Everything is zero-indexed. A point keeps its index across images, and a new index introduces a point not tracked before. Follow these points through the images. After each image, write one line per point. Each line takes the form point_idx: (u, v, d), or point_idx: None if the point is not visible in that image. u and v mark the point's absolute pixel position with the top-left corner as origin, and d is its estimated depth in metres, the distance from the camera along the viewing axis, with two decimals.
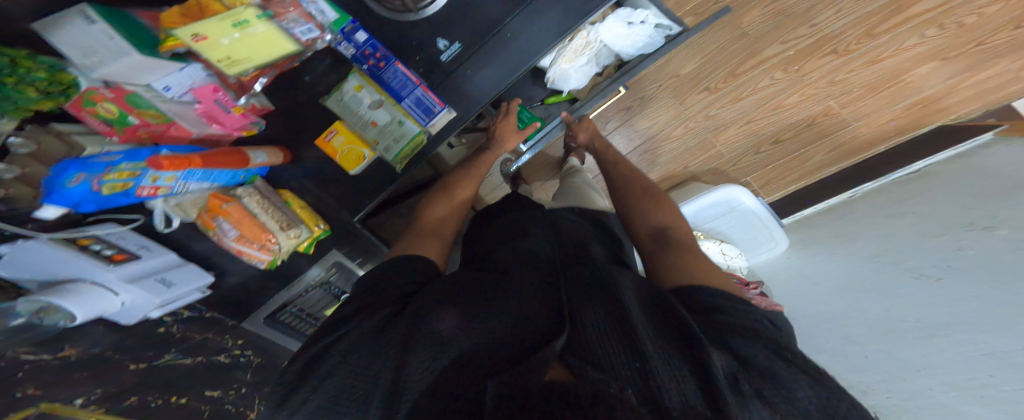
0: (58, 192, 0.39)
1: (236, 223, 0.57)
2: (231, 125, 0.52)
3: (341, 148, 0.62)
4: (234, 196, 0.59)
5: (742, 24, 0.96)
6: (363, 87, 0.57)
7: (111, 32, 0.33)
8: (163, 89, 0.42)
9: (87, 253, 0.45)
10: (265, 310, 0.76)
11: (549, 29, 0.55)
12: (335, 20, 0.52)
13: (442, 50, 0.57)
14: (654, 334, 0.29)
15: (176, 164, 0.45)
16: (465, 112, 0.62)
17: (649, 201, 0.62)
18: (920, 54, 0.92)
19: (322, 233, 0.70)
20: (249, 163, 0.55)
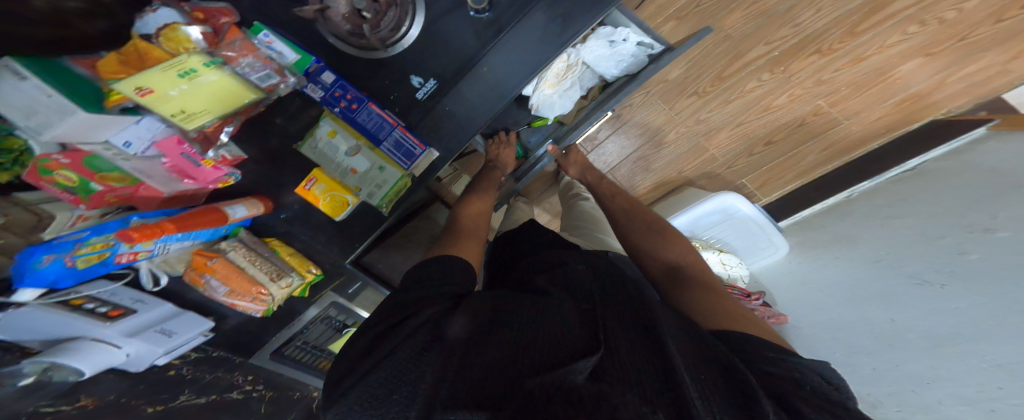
0: (32, 274, 0.38)
1: (225, 279, 0.57)
2: (205, 178, 0.50)
3: (323, 195, 0.60)
4: (218, 250, 0.58)
5: (725, 27, 0.89)
6: (337, 133, 0.56)
7: (47, 89, 0.31)
8: (124, 145, 0.41)
9: (79, 312, 0.43)
10: (270, 346, 0.74)
11: (527, 59, 0.51)
12: (297, 61, 0.49)
13: (417, 87, 0.54)
14: (695, 374, 0.27)
15: (147, 234, 0.44)
16: (448, 150, 0.59)
17: (660, 238, 0.61)
18: (905, 50, 0.86)
19: (314, 277, 0.69)
20: (228, 219, 0.53)
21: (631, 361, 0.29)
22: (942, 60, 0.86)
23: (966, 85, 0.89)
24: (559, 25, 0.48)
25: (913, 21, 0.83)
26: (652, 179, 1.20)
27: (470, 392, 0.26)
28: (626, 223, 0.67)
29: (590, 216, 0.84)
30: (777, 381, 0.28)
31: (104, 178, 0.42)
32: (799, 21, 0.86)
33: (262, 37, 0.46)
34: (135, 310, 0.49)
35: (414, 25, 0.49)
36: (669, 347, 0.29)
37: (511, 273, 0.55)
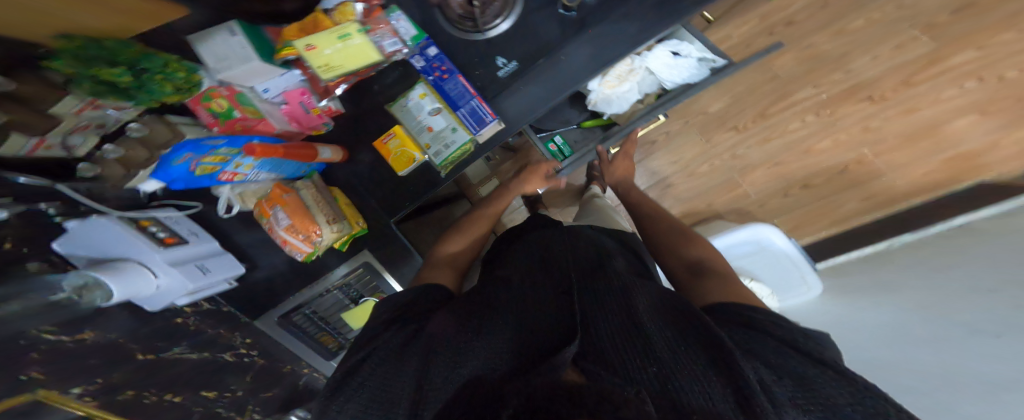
0: (165, 168, 0.46)
1: (291, 213, 0.63)
2: (306, 124, 0.59)
3: (394, 150, 0.67)
4: (293, 187, 0.66)
5: (774, 67, 1.02)
6: (426, 95, 0.62)
7: (244, 43, 0.43)
8: (263, 90, 0.51)
9: (145, 233, 0.49)
10: (280, 308, 0.76)
11: (600, 55, 0.56)
12: (415, 36, 0.56)
13: (500, 67, 0.59)
14: (677, 340, 0.29)
15: (266, 151, 0.51)
16: (513, 125, 0.63)
17: (682, 241, 0.61)
18: (959, 105, 0.95)
19: (359, 230, 0.74)
20: (316, 157, 0.60)
21: (613, 336, 0.29)
22: (995, 120, 0.95)
23: (1013, 152, 0.95)
24: (639, 28, 0.55)
25: (970, 77, 0.94)
26: (678, 209, 1.16)
27: (451, 386, 0.29)
28: (654, 225, 0.68)
29: (601, 210, 0.88)
30: (768, 356, 0.29)
31: (244, 110, 0.50)
32: (851, 68, 0.98)
33: (394, 17, 0.53)
34: (186, 241, 0.55)
35: (512, 18, 0.57)
36: (649, 320, 0.31)
37: (509, 256, 0.55)
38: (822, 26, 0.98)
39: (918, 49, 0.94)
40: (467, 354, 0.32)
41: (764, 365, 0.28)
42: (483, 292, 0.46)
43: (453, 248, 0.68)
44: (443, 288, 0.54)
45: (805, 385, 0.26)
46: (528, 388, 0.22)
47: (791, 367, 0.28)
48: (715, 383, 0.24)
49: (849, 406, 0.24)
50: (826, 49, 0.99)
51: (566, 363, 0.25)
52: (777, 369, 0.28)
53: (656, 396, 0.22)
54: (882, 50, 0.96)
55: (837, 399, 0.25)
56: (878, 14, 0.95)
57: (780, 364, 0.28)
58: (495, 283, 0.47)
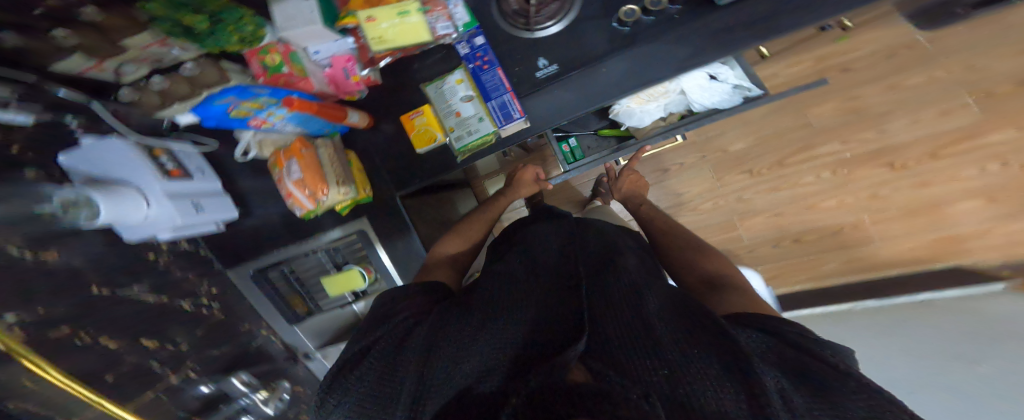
0: (203, 106, 0.47)
1: (304, 167, 0.63)
2: (343, 89, 0.62)
3: (418, 127, 0.68)
4: (313, 144, 0.66)
5: (810, 113, 1.06)
6: (462, 82, 0.64)
7: (311, 6, 0.47)
8: (314, 52, 0.55)
9: (155, 161, 0.52)
10: (255, 263, 0.81)
11: (638, 73, 0.57)
12: (466, 24, 0.58)
13: (540, 68, 0.60)
14: (682, 336, 0.29)
15: (302, 106, 0.55)
16: (539, 126, 0.63)
17: (693, 256, 0.60)
18: (971, 188, 1.01)
19: (364, 198, 0.75)
20: (344, 120, 0.64)
21: (620, 338, 0.30)
22: (1005, 206, 1.00)
23: (1003, 241, 1.01)
24: (689, 53, 0.55)
25: (995, 160, 0.98)
26: None
27: (453, 382, 0.29)
28: (668, 241, 0.67)
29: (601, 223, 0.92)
30: (790, 354, 0.28)
31: (292, 67, 0.53)
32: (886, 128, 1.03)
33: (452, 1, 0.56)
34: (189, 178, 0.59)
35: (564, 23, 0.58)
36: (655, 323, 0.32)
37: (514, 253, 0.55)
38: (880, 76, 1.02)
39: (965, 117, 0.98)
40: (469, 349, 0.32)
41: (773, 356, 0.28)
42: (487, 286, 0.46)
43: (452, 248, 0.70)
44: (441, 285, 0.55)
45: (808, 369, 0.26)
46: (532, 386, 0.23)
47: (798, 355, 0.28)
48: (721, 374, 0.24)
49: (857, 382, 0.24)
50: (869, 104, 1.03)
51: (572, 363, 0.26)
52: (786, 358, 0.28)
53: (660, 392, 0.22)
54: (925, 113, 1.00)
55: (871, 388, 0.23)
56: (942, 73, 0.99)
57: (789, 353, 0.28)
58: (501, 280, 0.47)
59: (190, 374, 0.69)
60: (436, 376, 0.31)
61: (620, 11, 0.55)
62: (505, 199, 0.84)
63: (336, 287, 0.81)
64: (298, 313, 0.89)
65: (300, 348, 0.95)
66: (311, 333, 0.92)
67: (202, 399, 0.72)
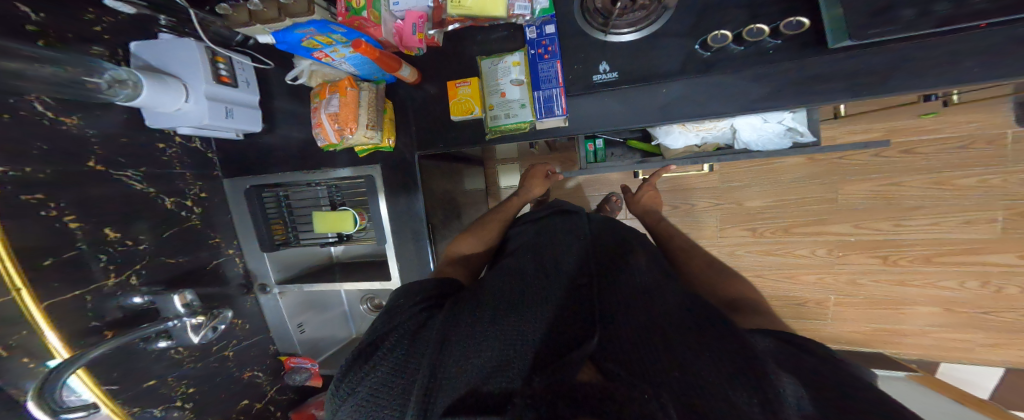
0: (284, 32, 0.57)
1: (342, 104, 0.67)
2: (405, 43, 0.64)
3: (461, 96, 0.69)
4: (359, 85, 0.68)
5: (841, 190, 1.06)
6: (518, 65, 0.64)
7: None
8: (393, 2, 0.60)
9: (212, 67, 0.65)
10: (255, 180, 0.86)
11: (694, 103, 0.57)
12: (545, 9, 0.59)
13: (599, 72, 0.57)
14: (693, 343, 0.31)
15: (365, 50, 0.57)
16: (577, 129, 0.64)
17: (714, 275, 0.58)
18: (944, 297, 1.05)
19: (386, 147, 0.76)
20: (397, 72, 0.64)
21: (632, 343, 0.31)
22: (954, 318, 1.06)
23: (929, 343, 1.08)
24: (762, 94, 0.55)
25: (975, 278, 1.02)
26: None
27: (471, 376, 0.31)
28: (687, 260, 0.65)
29: None
30: (815, 371, 0.27)
31: (371, 13, 0.57)
32: (903, 223, 1.04)
33: None
34: (236, 87, 0.70)
35: (642, 33, 0.54)
36: (667, 329, 0.34)
37: (531, 250, 0.55)
38: (933, 168, 0.99)
39: (985, 231, 0.99)
40: (485, 344, 0.34)
41: (785, 360, 0.29)
42: (502, 279, 0.48)
43: (468, 245, 0.71)
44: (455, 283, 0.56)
45: (815, 370, 0.27)
46: (548, 385, 0.25)
47: (806, 359, 0.29)
48: (729, 378, 0.25)
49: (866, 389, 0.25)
50: (905, 194, 1.02)
51: (584, 365, 0.28)
52: (796, 361, 0.29)
53: (672, 397, 0.24)
54: (951, 218, 1.00)
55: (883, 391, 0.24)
56: (997, 180, 0.95)
57: (797, 357, 0.29)
58: (517, 278, 0.47)
59: (134, 281, 0.69)
60: (449, 373, 0.32)
61: (710, 34, 0.48)
62: (517, 199, 0.86)
63: (325, 223, 0.83)
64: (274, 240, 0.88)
65: (259, 278, 0.93)
66: (280, 262, 0.94)
67: (128, 311, 0.67)
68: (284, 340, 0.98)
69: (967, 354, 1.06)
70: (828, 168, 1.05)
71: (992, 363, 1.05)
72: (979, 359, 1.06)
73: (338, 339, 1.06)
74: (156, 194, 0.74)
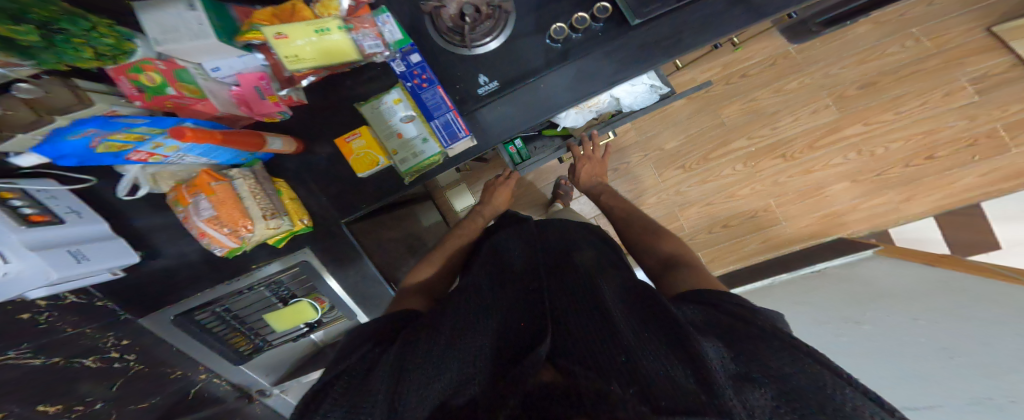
0: (53, 143, 0.44)
1: (218, 202, 0.65)
2: (258, 111, 0.59)
3: (357, 151, 0.64)
4: (227, 175, 0.67)
5: (722, 114, 1.22)
6: (401, 101, 0.62)
7: (201, 19, 0.46)
8: (211, 69, 0.53)
9: (7, 208, 0.47)
10: (181, 306, 0.76)
11: (574, 87, 0.55)
12: (399, 40, 0.54)
13: (481, 85, 0.56)
14: (639, 330, 0.32)
15: (196, 137, 0.51)
16: (486, 143, 0.59)
17: (652, 239, 0.64)
18: (843, 172, 1.19)
19: (302, 228, 0.78)
20: (262, 147, 0.60)
21: (581, 335, 0.31)
22: (864, 187, 1.18)
23: (865, 215, 1.19)
24: (615, 69, 0.53)
25: (851, 150, 1.18)
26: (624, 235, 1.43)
27: (430, 401, 0.28)
28: (628, 230, 0.70)
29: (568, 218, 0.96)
30: (756, 357, 0.29)
31: (182, 88, 0.50)
32: (777, 126, 1.20)
33: (383, 18, 0.52)
34: (61, 220, 0.53)
35: (502, 38, 0.54)
36: (613, 314, 0.35)
37: (489, 266, 0.55)
38: (768, 82, 1.19)
39: (829, 115, 1.18)
40: (441, 365, 0.32)
41: (723, 346, 0.31)
42: (458, 299, 0.47)
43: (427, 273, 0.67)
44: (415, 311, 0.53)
45: (751, 356, 0.29)
46: (501, 394, 0.23)
47: (742, 343, 0.31)
48: (674, 365, 0.26)
49: (790, 368, 0.27)
50: (764, 104, 1.20)
51: (541, 365, 0.27)
52: (734, 347, 0.31)
53: (625, 387, 0.23)
54: (804, 111, 1.19)
55: (805, 363, 0.27)
56: (810, 79, 1.19)
57: (733, 344, 0.31)
58: (475, 298, 0.46)
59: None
60: (409, 396, 0.30)
61: (550, 29, 0.52)
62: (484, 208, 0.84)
63: (282, 320, 0.87)
64: (242, 352, 0.87)
65: (252, 387, 0.94)
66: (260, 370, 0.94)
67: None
68: None
69: (899, 215, 1.16)
70: (705, 101, 1.22)
71: (921, 214, 1.15)
72: (903, 215, 1.16)
73: None
74: (66, 361, 0.60)
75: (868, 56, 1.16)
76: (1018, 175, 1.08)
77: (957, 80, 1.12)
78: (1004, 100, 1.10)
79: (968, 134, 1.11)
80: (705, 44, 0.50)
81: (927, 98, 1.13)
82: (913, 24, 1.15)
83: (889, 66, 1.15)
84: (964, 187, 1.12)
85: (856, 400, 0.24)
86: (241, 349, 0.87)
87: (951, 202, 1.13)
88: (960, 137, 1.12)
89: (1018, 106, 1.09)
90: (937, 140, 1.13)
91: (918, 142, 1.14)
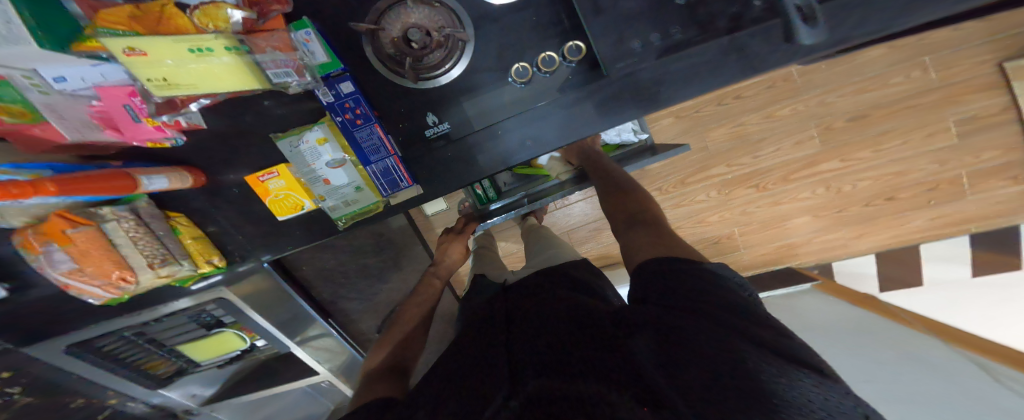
0: None
1: (79, 254, 0.52)
2: (133, 135, 0.45)
3: (275, 191, 0.55)
4: (95, 218, 0.52)
5: (708, 138, 1.18)
6: (327, 141, 0.50)
7: (14, 19, 0.28)
8: (54, 78, 0.37)
9: None
10: (65, 339, 0.69)
11: (547, 134, 0.48)
12: (325, 64, 0.43)
13: (429, 126, 0.49)
14: (599, 357, 0.34)
15: (11, 193, 0.35)
16: (436, 192, 0.53)
17: (620, 197, 0.68)
18: (807, 206, 1.22)
19: (211, 269, 0.67)
20: (137, 188, 0.46)
21: (550, 377, 0.33)
22: (823, 222, 1.23)
23: (816, 247, 1.26)
24: (595, 113, 0.47)
25: (820, 185, 1.19)
26: (594, 251, 1.41)
27: None
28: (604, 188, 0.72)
29: (545, 236, 0.91)
30: (688, 328, 0.32)
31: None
32: (759, 154, 1.18)
33: (302, 34, 0.40)
34: None
35: (462, 63, 0.45)
36: (575, 347, 0.37)
37: (479, 312, 0.58)
38: (761, 106, 1.14)
39: (811, 148, 1.16)
40: None
41: (661, 323, 0.35)
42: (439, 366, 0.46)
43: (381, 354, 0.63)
44: (388, 393, 0.48)
45: (678, 329, 0.33)
46: None
47: (674, 314, 0.35)
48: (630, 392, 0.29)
49: (709, 334, 0.31)
50: (752, 130, 1.16)
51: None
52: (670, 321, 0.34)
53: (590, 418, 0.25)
54: (787, 142, 1.16)
55: (718, 328, 0.31)
56: (803, 106, 1.13)
57: (669, 316, 0.35)
58: (451, 355, 0.47)
59: None
60: None
61: (511, 70, 0.45)
62: (443, 267, 0.88)
63: (201, 350, 0.92)
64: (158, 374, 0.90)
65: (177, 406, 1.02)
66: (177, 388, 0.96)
67: None
68: None
69: (845, 250, 1.25)
70: (692, 122, 1.16)
71: (865, 250, 1.24)
72: (849, 251, 1.25)
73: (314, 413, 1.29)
74: None
75: (869, 85, 1.10)
76: (965, 221, 1.15)
77: (945, 121, 1.10)
78: (981, 145, 1.10)
79: (936, 177, 1.14)
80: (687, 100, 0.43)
81: (909, 138, 1.12)
82: (928, 52, 1.06)
83: (884, 99, 1.10)
84: (910, 229, 1.20)
85: (762, 356, 0.28)
86: (158, 373, 0.91)
87: (895, 242, 1.22)
88: (925, 181, 1.15)
89: (989, 153, 1.10)
90: (904, 182, 1.16)
91: (881, 183, 1.17)
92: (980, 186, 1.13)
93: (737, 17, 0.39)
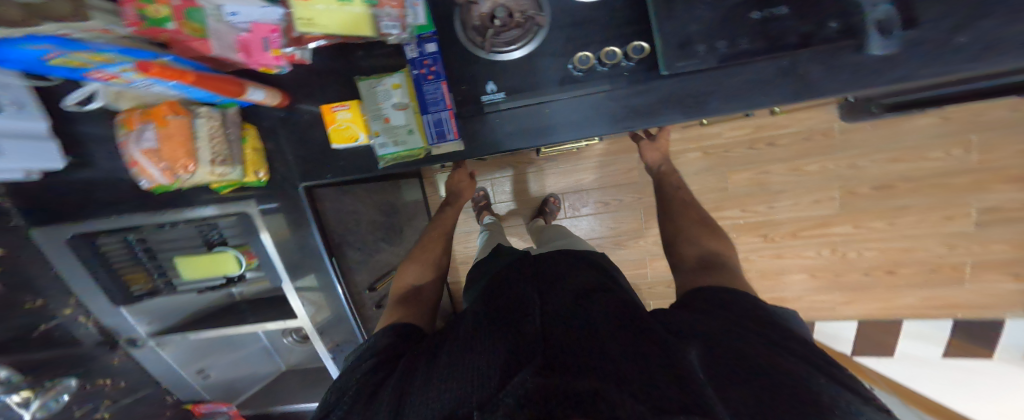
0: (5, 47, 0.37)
1: (165, 137, 0.60)
2: (257, 60, 0.53)
3: (340, 121, 0.63)
4: (192, 112, 0.62)
5: (728, 179, 1.23)
6: (399, 87, 0.60)
7: None
8: (230, 12, 0.48)
9: None
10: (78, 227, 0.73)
11: (596, 113, 0.55)
12: (421, 26, 0.54)
13: (487, 93, 0.55)
14: (648, 339, 0.36)
15: (163, 74, 0.45)
16: (475, 151, 0.60)
17: (710, 236, 0.62)
18: (808, 264, 1.26)
19: (254, 181, 0.73)
20: (242, 95, 0.56)
21: (598, 350, 0.36)
22: (820, 282, 1.27)
23: (805, 305, 1.29)
24: (650, 106, 0.54)
25: (826, 247, 1.23)
26: None
27: (474, 400, 0.32)
28: (684, 229, 0.65)
29: (564, 234, 0.92)
30: (751, 353, 0.33)
31: (183, 25, 0.43)
32: (774, 205, 1.23)
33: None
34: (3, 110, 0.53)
35: (527, 48, 0.53)
36: (622, 329, 0.39)
37: (513, 272, 0.61)
38: (789, 157, 1.17)
39: (828, 208, 1.19)
40: (478, 373, 0.36)
41: (719, 338, 0.36)
42: (478, 312, 0.50)
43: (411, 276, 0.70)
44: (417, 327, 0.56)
45: (736, 351, 0.34)
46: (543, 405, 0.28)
47: (731, 336, 0.36)
48: (676, 371, 0.31)
49: (770, 358, 0.32)
50: (773, 180, 1.20)
51: (571, 378, 0.31)
52: (726, 341, 0.36)
53: (642, 395, 0.28)
54: (806, 198, 1.20)
55: (783, 359, 0.32)
56: (831, 165, 1.16)
57: (726, 336, 0.36)
58: (490, 307, 0.50)
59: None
60: (452, 402, 0.33)
61: (576, 57, 0.51)
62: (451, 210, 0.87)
63: (190, 268, 0.83)
64: (133, 292, 0.84)
65: (124, 333, 0.88)
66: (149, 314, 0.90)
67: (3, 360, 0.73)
68: (183, 387, 1.03)
69: (833, 313, 1.28)
70: (718, 160, 1.21)
71: (849, 317, 1.27)
72: (838, 317, 1.28)
73: (261, 374, 1.24)
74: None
75: (898, 156, 1.12)
76: (955, 306, 1.18)
77: (966, 206, 1.11)
78: (993, 238, 1.12)
79: (940, 260, 1.16)
80: (733, 110, 0.53)
81: (926, 216, 1.14)
82: (974, 130, 1.06)
83: (911, 172, 1.12)
84: (902, 306, 1.22)
85: (833, 393, 0.29)
86: (133, 289, 0.84)
87: (884, 314, 1.24)
88: (928, 261, 1.17)
89: (999, 246, 1.12)
90: (907, 259, 1.18)
91: (883, 258, 1.20)
92: (981, 276, 1.15)
93: (808, 35, 0.44)
